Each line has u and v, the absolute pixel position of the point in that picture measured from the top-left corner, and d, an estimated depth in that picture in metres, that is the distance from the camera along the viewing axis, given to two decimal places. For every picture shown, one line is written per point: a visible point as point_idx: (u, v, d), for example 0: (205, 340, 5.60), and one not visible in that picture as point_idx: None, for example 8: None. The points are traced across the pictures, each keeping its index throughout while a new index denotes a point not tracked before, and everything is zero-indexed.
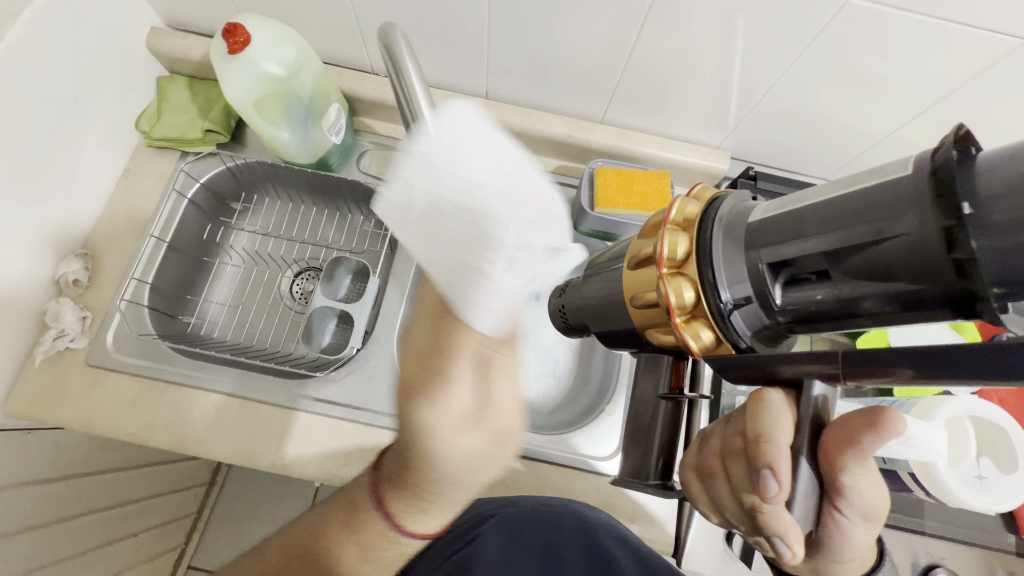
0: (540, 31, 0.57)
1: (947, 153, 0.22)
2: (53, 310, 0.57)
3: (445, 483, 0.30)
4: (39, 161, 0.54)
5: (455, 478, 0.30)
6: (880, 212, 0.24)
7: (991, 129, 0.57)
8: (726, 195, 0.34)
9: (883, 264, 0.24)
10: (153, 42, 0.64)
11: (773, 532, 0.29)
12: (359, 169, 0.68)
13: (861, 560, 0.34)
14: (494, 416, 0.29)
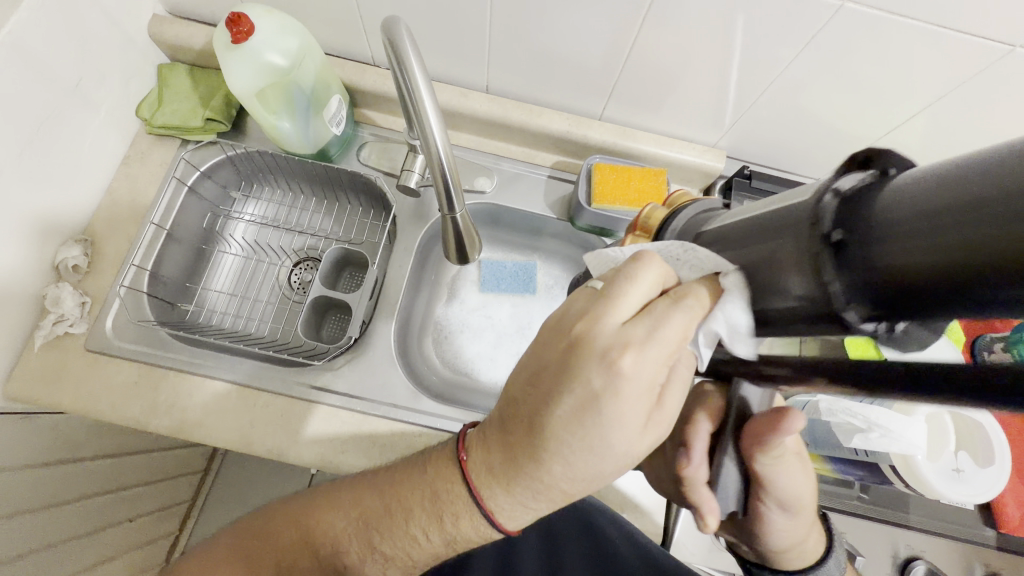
0: (542, 27, 0.57)
1: (841, 181, 0.24)
2: (53, 295, 0.57)
3: (582, 446, 0.31)
4: (41, 147, 0.54)
5: (599, 445, 0.31)
6: (786, 228, 0.25)
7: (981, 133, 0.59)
8: (692, 205, 0.40)
9: (772, 277, 0.26)
10: (155, 29, 0.64)
11: (693, 503, 0.40)
12: (359, 161, 0.68)
13: (796, 546, 0.42)
14: (622, 382, 0.30)
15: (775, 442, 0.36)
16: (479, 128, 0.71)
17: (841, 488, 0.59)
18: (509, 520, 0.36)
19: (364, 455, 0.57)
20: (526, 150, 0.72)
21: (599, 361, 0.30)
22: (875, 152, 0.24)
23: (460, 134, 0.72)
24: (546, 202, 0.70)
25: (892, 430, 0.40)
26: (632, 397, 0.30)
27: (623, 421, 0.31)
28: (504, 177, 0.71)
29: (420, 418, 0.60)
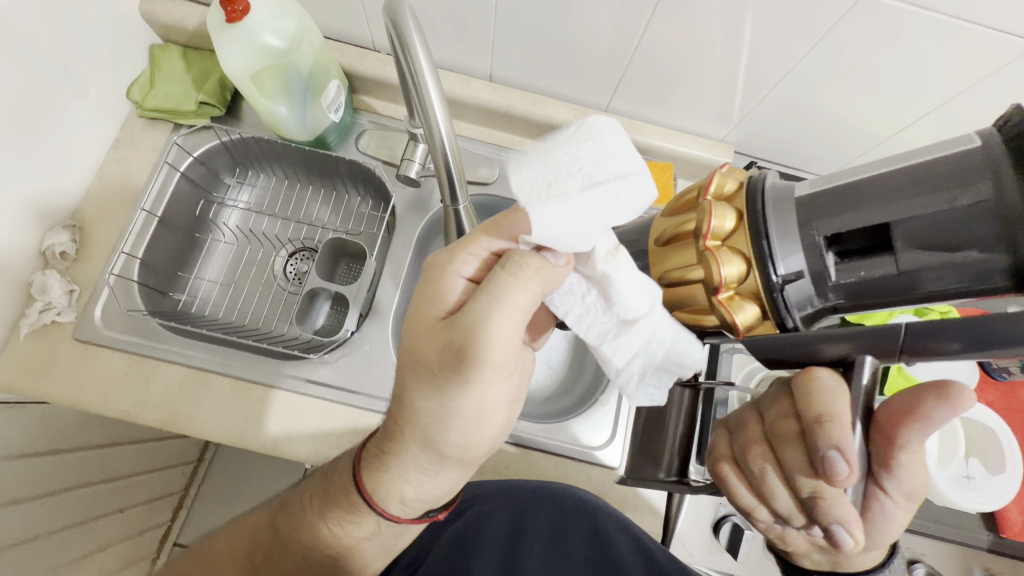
0: (549, 13, 0.55)
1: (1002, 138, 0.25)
2: (40, 282, 0.55)
3: (432, 421, 0.36)
4: (25, 128, 0.52)
5: (447, 413, 0.36)
6: (959, 183, 0.25)
7: None
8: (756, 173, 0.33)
9: (949, 233, 0.25)
10: (147, 8, 0.62)
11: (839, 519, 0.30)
12: (357, 149, 0.66)
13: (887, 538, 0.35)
14: (444, 359, 0.35)
15: (940, 420, 0.30)
16: (482, 118, 0.69)
17: None
18: (396, 500, 0.40)
19: None
20: (529, 141, 0.71)
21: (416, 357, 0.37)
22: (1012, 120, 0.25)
23: (462, 124, 0.70)
24: None
25: None
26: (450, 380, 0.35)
27: (432, 339, 0.36)
28: (506, 169, 0.69)
29: None
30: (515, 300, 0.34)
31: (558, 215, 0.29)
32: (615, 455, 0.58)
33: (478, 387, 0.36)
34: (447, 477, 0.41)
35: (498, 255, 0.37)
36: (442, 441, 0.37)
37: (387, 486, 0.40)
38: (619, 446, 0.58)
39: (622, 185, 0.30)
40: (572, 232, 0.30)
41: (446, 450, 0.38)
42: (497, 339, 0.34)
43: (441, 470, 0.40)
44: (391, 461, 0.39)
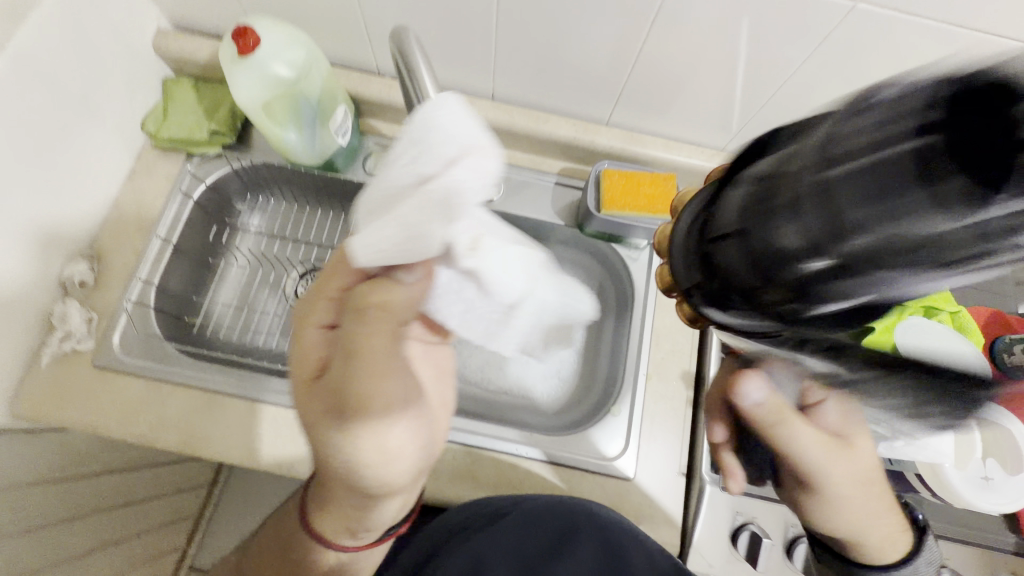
0: (546, 32, 0.57)
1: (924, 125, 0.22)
2: (60, 311, 0.57)
3: (341, 468, 0.38)
4: (45, 162, 0.53)
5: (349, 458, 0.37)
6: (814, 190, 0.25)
7: None
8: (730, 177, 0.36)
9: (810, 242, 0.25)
10: (160, 43, 0.64)
11: None
12: (365, 171, 0.68)
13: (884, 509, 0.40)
14: (315, 404, 0.38)
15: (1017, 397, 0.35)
16: None
17: None
18: (340, 532, 0.44)
19: None
20: (533, 157, 0.72)
21: (307, 409, 0.39)
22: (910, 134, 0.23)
23: None
24: (554, 209, 0.70)
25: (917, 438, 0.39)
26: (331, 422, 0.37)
27: (311, 394, 0.38)
28: (510, 185, 0.70)
29: None
30: (373, 343, 0.36)
31: (388, 229, 0.33)
32: (628, 465, 0.58)
33: (372, 437, 0.36)
34: (386, 510, 0.43)
35: (338, 301, 0.41)
36: (358, 483, 0.38)
37: (328, 525, 0.44)
38: (633, 456, 0.59)
39: (453, 179, 0.32)
40: (400, 241, 0.33)
41: (370, 489, 0.39)
42: (364, 381, 0.36)
43: (369, 509, 0.42)
44: (324, 502, 0.43)
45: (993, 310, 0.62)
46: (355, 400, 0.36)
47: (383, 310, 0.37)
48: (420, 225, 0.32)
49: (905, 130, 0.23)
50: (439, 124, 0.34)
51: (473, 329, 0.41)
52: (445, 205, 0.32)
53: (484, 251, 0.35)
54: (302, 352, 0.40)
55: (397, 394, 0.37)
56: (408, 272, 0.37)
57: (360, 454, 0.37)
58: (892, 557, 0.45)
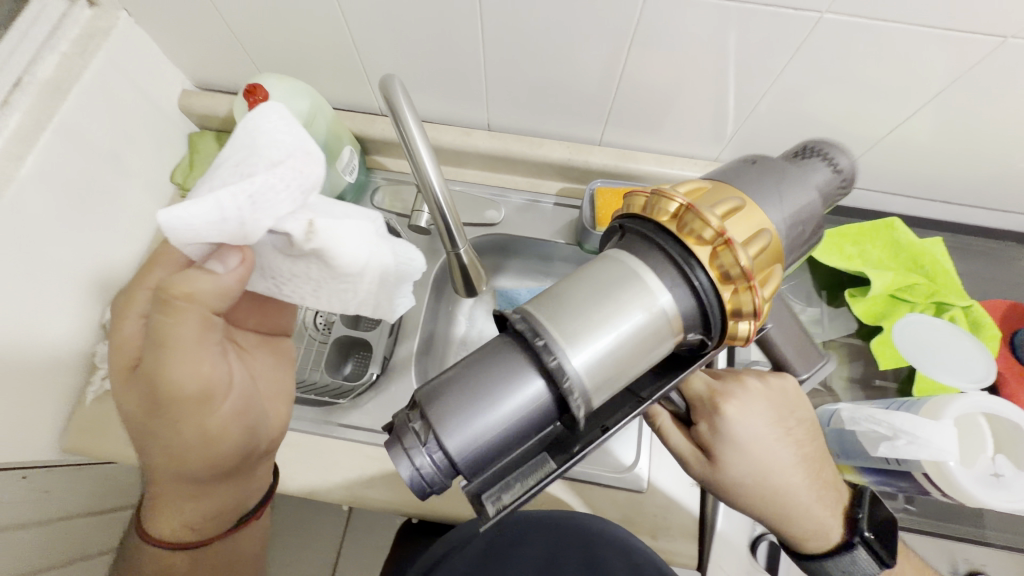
0: (531, 63, 0.60)
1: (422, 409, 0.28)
2: (101, 351, 0.62)
3: (160, 450, 0.40)
4: (85, 217, 0.59)
5: (164, 440, 0.39)
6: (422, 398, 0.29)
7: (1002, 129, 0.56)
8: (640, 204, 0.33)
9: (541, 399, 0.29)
10: (184, 102, 0.71)
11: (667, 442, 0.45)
12: (373, 205, 0.72)
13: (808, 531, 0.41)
14: (125, 387, 0.39)
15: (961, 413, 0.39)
16: (484, 164, 0.73)
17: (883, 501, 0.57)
18: (166, 526, 0.44)
19: (390, 490, 0.58)
20: (531, 180, 0.75)
21: (123, 390, 0.39)
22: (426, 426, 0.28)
23: (466, 170, 0.75)
24: (554, 228, 0.72)
25: (918, 436, 0.39)
26: (138, 401, 0.38)
27: (130, 384, 0.39)
28: (511, 208, 0.73)
29: None
30: (184, 335, 0.35)
31: (201, 202, 0.29)
32: (639, 479, 0.59)
33: (161, 440, 0.40)
34: (217, 497, 0.45)
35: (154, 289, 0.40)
36: (178, 465, 0.41)
37: (168, 522, 0.44)
38: (644, 470, 0.59)
39: (274, 175, 0.31)
40: (216, 220, 0.29)
41: (187, 471, 0.41)
42: (182, 376, 0.37)
43: (213, 494, 0.44)
44: (154, 497, 0.43)
45: (1010, 303, 0.60)
46: (168, 389, 0.36)
47: (190, 303, 0.35)
48: (234, 207, 0.29)
49: (436, 416, 0.27)
50: (259, 124, 0.33)
51: (333, 307, 0.38)
52: (259, 198, 0.30)
53: (324, 231, 0.34)
54: (121, 338, 0.39)
55: (210, 376, 0.38)
56: (219, 259, 0.34)
57: (180, 444, 0.39)
58: (812, 548, 0.42)
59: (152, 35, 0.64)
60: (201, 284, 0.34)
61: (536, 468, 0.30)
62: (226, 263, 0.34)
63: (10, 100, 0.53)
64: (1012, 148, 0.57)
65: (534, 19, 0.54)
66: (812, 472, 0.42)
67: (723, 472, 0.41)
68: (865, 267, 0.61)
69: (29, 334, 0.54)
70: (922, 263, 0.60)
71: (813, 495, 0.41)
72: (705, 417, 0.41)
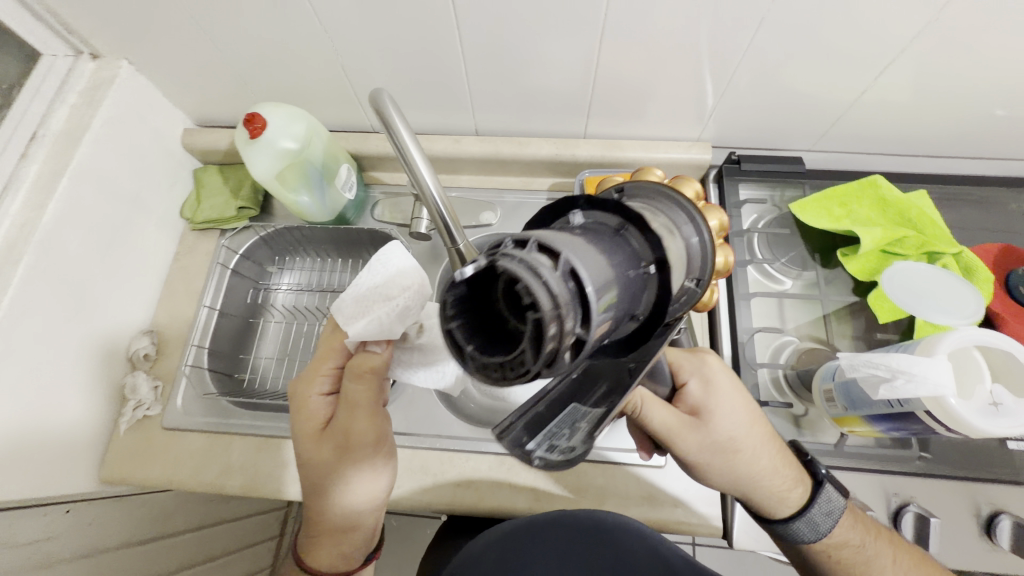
0: (509, 65, 0.63)
1: (538, 242, 0.22)
2: (131, 383, 0.65)
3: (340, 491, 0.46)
4: (105, 256, 0.63)
5: (339, 483, 0.46)
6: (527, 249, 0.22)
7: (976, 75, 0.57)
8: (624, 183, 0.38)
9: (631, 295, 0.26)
10: (187, 140, 0.74)
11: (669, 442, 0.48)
12: (373, 219, 0.75)
13: (784, 496, 0.47)
14: (318, 439, 0.47)
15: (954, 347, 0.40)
16: (476, 168, 0.76)
17: (901, 450, 0.58)
18: (323, 558, 0.48)
19: (420, 488, 0.60)
20: (524, 179, 0.77)
21: (310, 444, 0.47)
22: (561, 296, 0.20)
23: (461, 176, 0.77)
24: None
25: (915, 374, 0.40)
26: (332, 451, 0.46)
27: (323, 440, 0.46)
28: (507, 208, 0.75)
29: (465, 444, 0.62)
30: (367, 399, 0.46)
31: None
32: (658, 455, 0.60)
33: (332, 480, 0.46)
34: (364, 527, 0.48)
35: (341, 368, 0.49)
36: (350, 500, 0.46)
37: (324, 554, 0.48)
38: None
39: None
40: None
41: (356, 505, 0.47)
42: (364, 427, 0.46)
43: (359, 528, 0.48)
44: (314, 533, 0.48)
45: (1003, 247, 0.61)
46: (359, 440, 0.45)
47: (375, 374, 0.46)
48: (388, 315, 0.49)
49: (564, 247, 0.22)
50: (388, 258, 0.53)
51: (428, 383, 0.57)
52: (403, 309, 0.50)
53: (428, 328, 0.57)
54: (306, 407, 0.47)
55: (382, 430, 0.47)
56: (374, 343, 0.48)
57: (356, 483, 0.46)
58: (792, 507, 0.47)
59: (152, 80, 0.68)
60: (377, 358, 0.46)
61: (581, 418, 0.32)
62: (377, 347, 0.48)
63: (29, 152, 0.57)
64: (987, 97, 0.59)
65: (508, 25, 0.57)
66: (779, 444, 0.49)
67: (716, 435, 0.46)
68: (853, 225, 0.62)
69: (61, 370, 0.57)
70: (910, 216, 0.62)
71: (780, 453, 0.48)
72: (693, 376, 0.48)
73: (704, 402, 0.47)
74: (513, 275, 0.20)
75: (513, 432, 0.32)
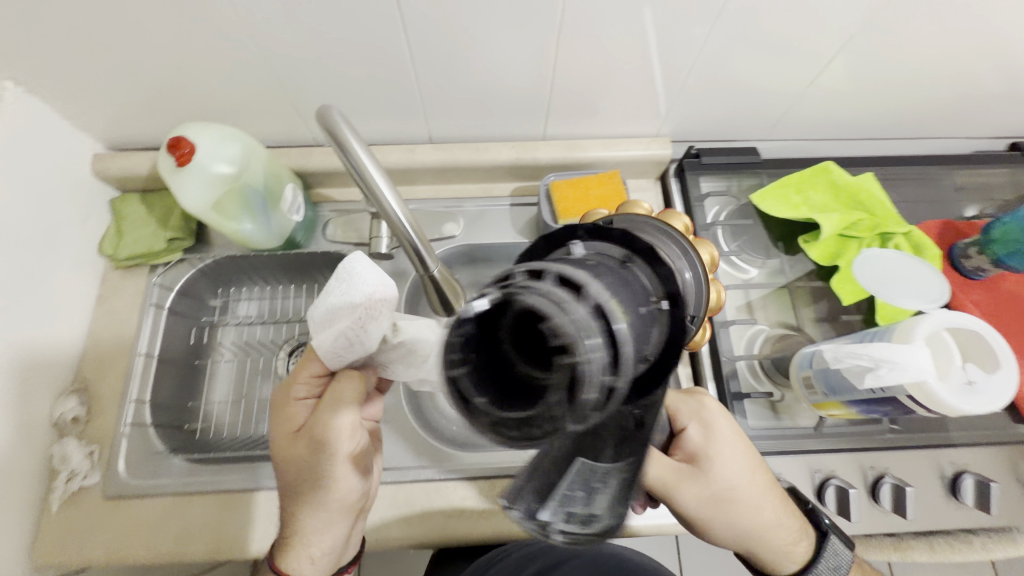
0: (460, 68, 0.59)
1: (557, 278, 0.23)
2: (61, 453, 0.57)
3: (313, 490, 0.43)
4: (9, 311, 0.54)
5: (315, 478, 0.43)
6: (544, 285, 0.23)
7: (912, 61, 0.59)
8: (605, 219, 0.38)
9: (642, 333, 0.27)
10: (98, 167, 0.65)
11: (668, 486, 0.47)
12: (326, 240, 0.69)
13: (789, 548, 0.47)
14: (296, 439, 0.44)
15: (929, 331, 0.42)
16: (433, 178, 0.72)
17: (872, 425, 0.60)
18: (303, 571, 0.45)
19: (408, 525, 0.57)
20: (484, 185, 0.74)
21: (288, 444, 0.45)
22: (590, 332, 0.22)
23: (417, 187, 0.73)
24: (515, 228, 0.72)
25: (897, 362, 0.42)
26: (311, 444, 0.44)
27: (300, 437, 0.44)
28: (469, 217, 0.72)
29: (451, 472, 0.59)
30: (348, 417, 0.44)
31: (329, 333, 0.44)
32: None
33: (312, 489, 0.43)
34: (337, 530, 0.45)
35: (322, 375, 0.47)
36: (325, 497, 0.43)
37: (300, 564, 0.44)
38: None
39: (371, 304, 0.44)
40: (342, 340, 0.44)
41: (329, 504, 0.44)
42: (342, 422, 0.44)
43: (332, 529, 0.45)
44: (287, 549, 0.45)
45: (945, 221, 0.66)
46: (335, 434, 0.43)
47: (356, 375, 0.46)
48: (356, 331, 0.44)
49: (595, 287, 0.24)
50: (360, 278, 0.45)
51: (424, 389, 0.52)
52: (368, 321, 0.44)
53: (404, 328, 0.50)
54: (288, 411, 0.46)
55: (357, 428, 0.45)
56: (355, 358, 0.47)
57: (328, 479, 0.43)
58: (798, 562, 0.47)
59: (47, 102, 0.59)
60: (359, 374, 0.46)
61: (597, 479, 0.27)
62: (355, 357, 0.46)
63: None
64: (921, 80, 0.62)
65: (456, 27, 0.53)
66: (780, 493, 0.49)
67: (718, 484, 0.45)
68: (811, 212, 0.64)
69: None
70: (861, 199, 0.65)
71: (783, 507, 0.48)
72: (691, 421, 0.47)
73: (704, 449, 0.46)
74: (539, 311, 0.21)
75: (521, 498, 0.26)
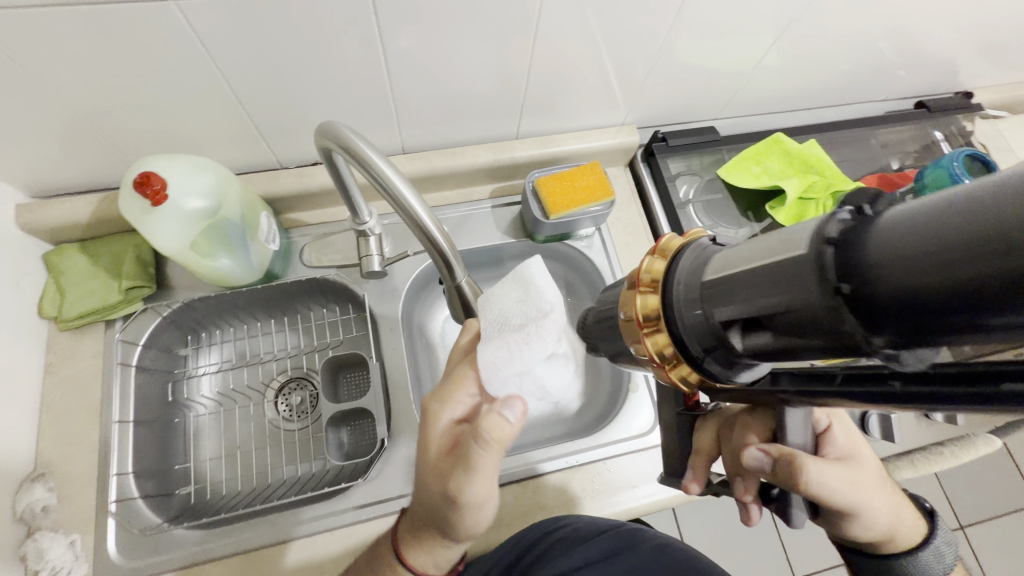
0: (432, 79, 0.57)
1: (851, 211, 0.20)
2: (35, 550, 0.49)
3: (446, 520, 0.43)
4: None
5: (448, 516, 0.43)
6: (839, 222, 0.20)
7: (843, 38, 0.66)
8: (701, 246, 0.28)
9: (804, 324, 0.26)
10: (26, 219, 0.57)
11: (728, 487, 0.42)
12: (304, 266, 0.65)
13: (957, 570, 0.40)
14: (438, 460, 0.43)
15: None
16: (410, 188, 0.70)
17: None
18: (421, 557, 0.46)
19: None
20: (461, 190, 0.73)
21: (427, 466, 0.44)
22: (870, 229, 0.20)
23: None
24: (500, 229, 0.72)
25: None
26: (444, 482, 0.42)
27: (436, 469, 0.43)
28: (452, 224, 0.71)
29: None
30: (489, 461, 0.41)
31: (499, 346, 0.38)
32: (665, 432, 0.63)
33: (440, 509, 0.43)
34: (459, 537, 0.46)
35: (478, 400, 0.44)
36: (446, 526, 0.44)
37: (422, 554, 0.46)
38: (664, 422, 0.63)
39: (542, 329, 0.37)
40: (505, 357, 0.37)
41: (456, 531, 0.44)
42: (474, 483, 0.41)
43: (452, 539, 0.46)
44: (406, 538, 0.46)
45: (879, 175, 0.74)
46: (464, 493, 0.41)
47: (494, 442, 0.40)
48: (522, 344, 0.37)
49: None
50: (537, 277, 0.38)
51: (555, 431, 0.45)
52: (528, 339, 0.37)
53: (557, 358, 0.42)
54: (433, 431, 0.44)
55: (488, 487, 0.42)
56: (509, 408, 0.40)
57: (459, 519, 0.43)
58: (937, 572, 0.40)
59: None
60: (499, 434, 0.40)
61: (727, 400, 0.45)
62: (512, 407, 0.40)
63: None
64: (849, 53, 0.69)
65: (429, 39, 0.51)
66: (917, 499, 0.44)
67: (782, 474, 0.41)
68: (772, 181, 0.69)
69: None
70: (812, 164, 0.71)
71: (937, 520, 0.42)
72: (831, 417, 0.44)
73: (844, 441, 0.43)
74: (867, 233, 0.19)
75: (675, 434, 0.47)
